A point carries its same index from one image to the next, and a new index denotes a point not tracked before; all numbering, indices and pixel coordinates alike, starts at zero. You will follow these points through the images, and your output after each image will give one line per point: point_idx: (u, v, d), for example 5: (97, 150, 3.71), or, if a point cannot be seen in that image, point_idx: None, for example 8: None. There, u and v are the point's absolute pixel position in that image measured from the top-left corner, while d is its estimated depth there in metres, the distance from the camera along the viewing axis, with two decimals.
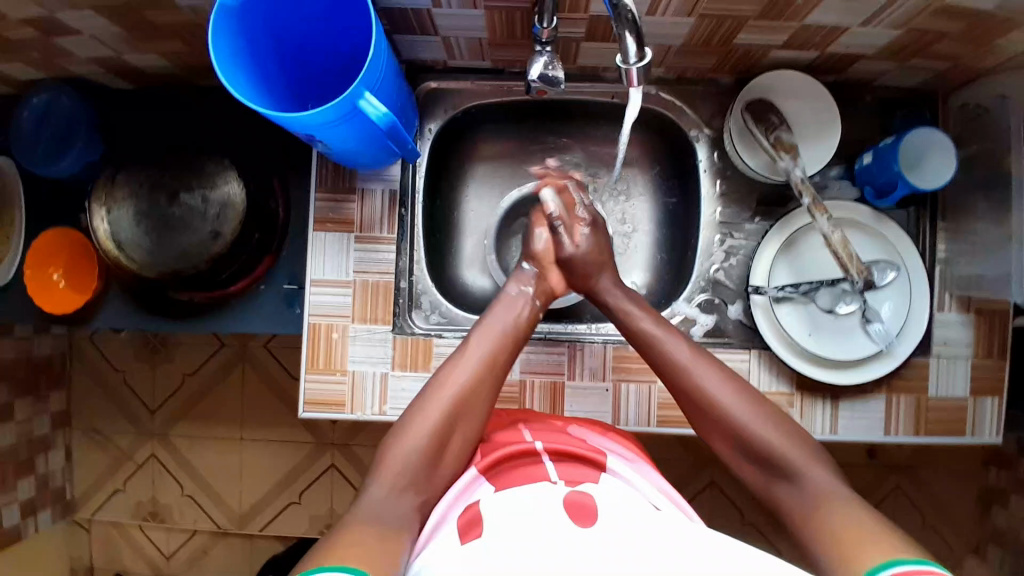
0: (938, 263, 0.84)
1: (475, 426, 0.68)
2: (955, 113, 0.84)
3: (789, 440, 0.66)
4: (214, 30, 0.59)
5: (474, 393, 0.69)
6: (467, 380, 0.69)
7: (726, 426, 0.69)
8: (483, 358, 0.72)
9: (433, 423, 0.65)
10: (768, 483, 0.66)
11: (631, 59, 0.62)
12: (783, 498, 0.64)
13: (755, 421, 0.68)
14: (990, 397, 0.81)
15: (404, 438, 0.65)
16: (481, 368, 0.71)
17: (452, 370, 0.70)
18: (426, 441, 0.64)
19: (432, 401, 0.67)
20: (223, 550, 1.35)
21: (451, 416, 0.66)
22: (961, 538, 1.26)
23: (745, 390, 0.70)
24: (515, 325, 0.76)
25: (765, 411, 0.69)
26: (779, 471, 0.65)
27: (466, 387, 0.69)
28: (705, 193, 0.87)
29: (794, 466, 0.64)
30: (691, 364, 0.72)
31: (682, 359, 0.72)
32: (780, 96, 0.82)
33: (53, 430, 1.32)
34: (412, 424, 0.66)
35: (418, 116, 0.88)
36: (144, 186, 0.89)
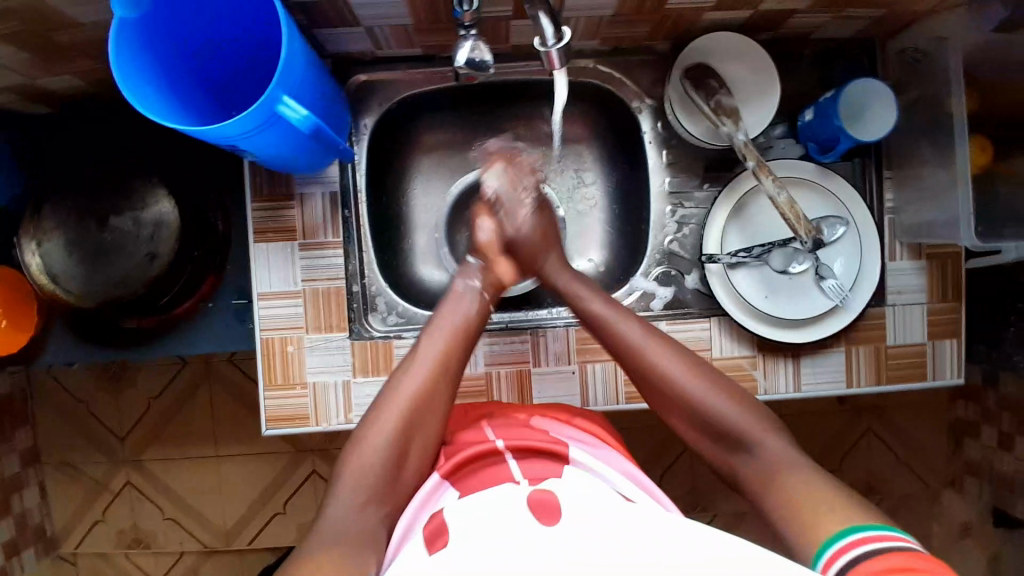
0: (887, 214, 0.85)
1: (434, 428, 0.66)
2: (894, 60, 0.84)
3: (746, 414, 0.66)
4: (116, 44, 0.56)
5: (430, 396, 0.67)
6: (422, 386, 0.67)
7: (684, 404, 0.68)
8: (436, 360, 0.69)
9: (390, 428, 0.64)
10: (728, 457, 0.67)
11: (550, 40, 0.59)
12: (740, 468, 0.65)
13: (711, 399, 0.67)
14: (949, 340, 0.83)
15: (363, 448, 0.63)
16: (435, 372, 0.68)
17: (406, 376, 0.68)
18: (386, 449, 0.63)
19: (387, 409, 0.65)
20: (213, 569, 1.33)
21: (410, 422, 0.65)
22: (934, 473, 1.30)
23: (701, 367, 0.70)
24: (467, 321, 0.74)
25: (721, 387, 0.68)
26: (735, 444, 0.66)
27: (421, 392, 0.67)
28: (652, 165, 0.86)
29: (751, 437, 0.65)
30: (648, 347, 0.71)
31: (639, 342, 0.71)
32: (716, 59, 0.81)
33: (24, 468, 1.28)
34: (369, 433, 0.64)
35: (353, 113, 0.85)
36: (72, 215, 0.84)
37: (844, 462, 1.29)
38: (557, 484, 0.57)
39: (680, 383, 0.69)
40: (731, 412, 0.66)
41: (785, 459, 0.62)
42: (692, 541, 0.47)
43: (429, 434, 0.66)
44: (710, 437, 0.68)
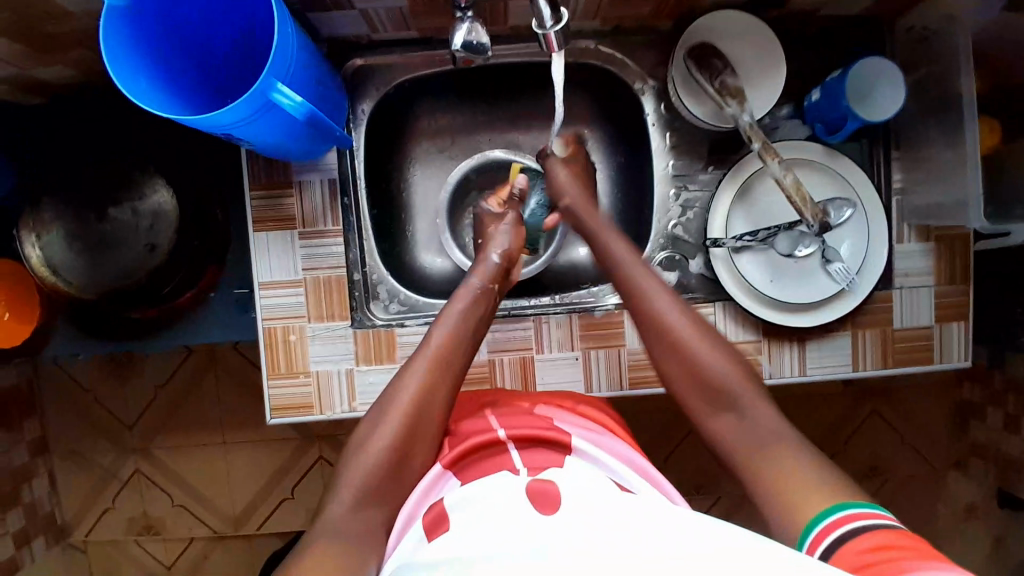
0: (895, 195, 0.84)
1: (436, 427, 0.66)
2: (902, 36, 0.82)
3: (739, 373, 0.66)
4: (104, 33, 0.55)
5: (435, 392, 0.67)
6: (428, 382, 0.67)
7: (684, 358, 0.67)
8: (440, 352, 0.70)
9: (394, 425, 0.64)
10: (712, 419, 0.65)
11: (548, 23, 0.57)
12: (723, 431, 0.63)
13: (708, 354, 0.66)
14: (956, 323, 0.82)
15: (366, 448, 0.63)
16: (442, 366, 0.69)
17: (412, 370, 0.68)
18: (389, 445, 0.63)
19: (390, 404, 0.66)
20: (223, 553, 1.35)
21: (415, 419, 0.65)
22: (939, 455, 1.30)
23: (700, 322, 0.69)
24: (474, 318, 0.75)
25: (716, 345, 0.67)
26: (726, 405, 0.64)
27: (426, 388, 0.67)
28: (656, 147, 0.85)
29: (738, 397, 0.64)
30: (654, 296, 0.70)
31: (650, 292, 0.71)
32: (720, 39, 0.79)
33: (33, 458, 1.29)
34: (373, 430, 0.64)
35: (350, 98, 0.83)
36: (70, 206, 0.84)
37: (848, 444, 1.29)
38: (558, 474, 0.57)
39: (679, 335, 0.68)
40: (725, 370, 0.65)
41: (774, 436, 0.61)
42: (697, 531, 0.47)
43: (432, 434, 0.65)
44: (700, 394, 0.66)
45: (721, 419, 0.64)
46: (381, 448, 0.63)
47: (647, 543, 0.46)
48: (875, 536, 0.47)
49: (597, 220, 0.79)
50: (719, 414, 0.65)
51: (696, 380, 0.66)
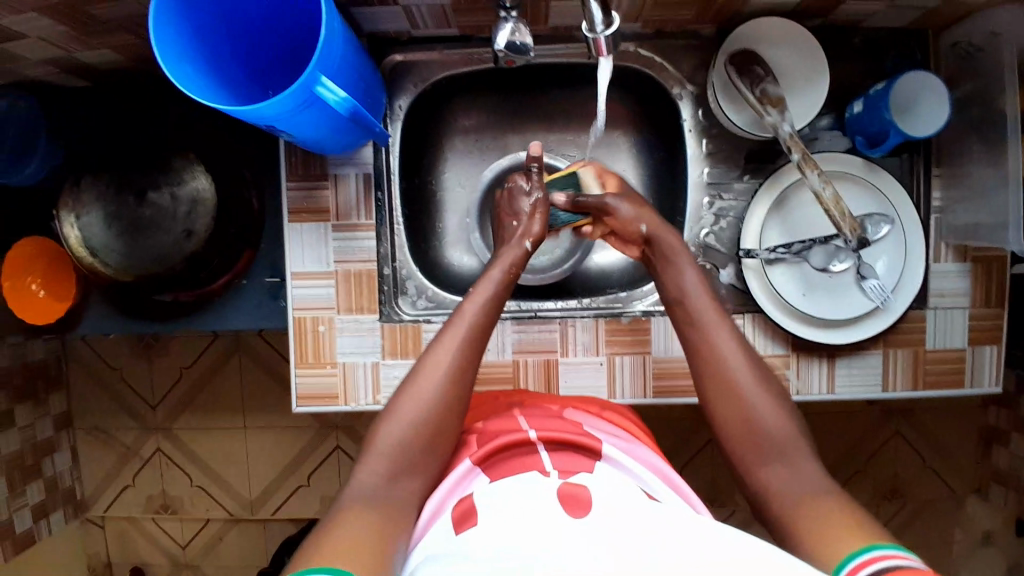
0: (933, 213, 0.82)
1: (463, 401, 0.65)
2: (947, 52, 0.80)
3: (793, 429, 0.62)
4: (155, 20, 0.56)
5: (462, 371, 0.65)
6: (458, 355, 0.65)
7: (737, 404, 0.63)
8: (472, 330, 0.67)
9: (426, 394, 0.63)
10: (752, 461, 0.62)
11: (598, 27, 0.57)
12: (773, 485, 0.60)
13: (764, 402, 0.63)
14: (989, 346, 0.81)
15: (395, 416, 0.63)
16: (471, 340, 0.67)
17: (445, 342, 0.66)
18: (418, 416, 0.62)
19: (421, 381, 0.64)
20: (237, 536, 1.37)
21: (445, 391, 0.64)
22: (962, 480, 1.27)
23: (762, 371, 0.65)
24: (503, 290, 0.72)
25: (773, 394, 0.63)
26: (769, 453, 0.61)
27: (456, 361, 0.65)
28: (691, 154, 0.84)
29: (786, 451, 0.61)
30: (721, 332, 0.66)
31: (717, 332, 0.66)
32: (761, 45, 0.78)
33: (57, 432, 1.32)
34: (402, 400, 0.64)
35: (387, 93, 0.84)
36: (111, 188, 0.86)
37: (868, 463, 1.27)
38: (588, 479, 0.57)
39: (738, 377, 0.64)
40: (779, 423, 0.62)
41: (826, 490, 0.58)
42: (720, 540, 0.47)
43: (460, 406, 0.65)
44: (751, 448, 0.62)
45: (764, 465, 0.61)
46: (412, 425, 0.62)
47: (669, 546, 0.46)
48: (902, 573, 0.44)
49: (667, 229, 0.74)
50: (762, 457, 0.61)
51: (745, 425, 0.62)
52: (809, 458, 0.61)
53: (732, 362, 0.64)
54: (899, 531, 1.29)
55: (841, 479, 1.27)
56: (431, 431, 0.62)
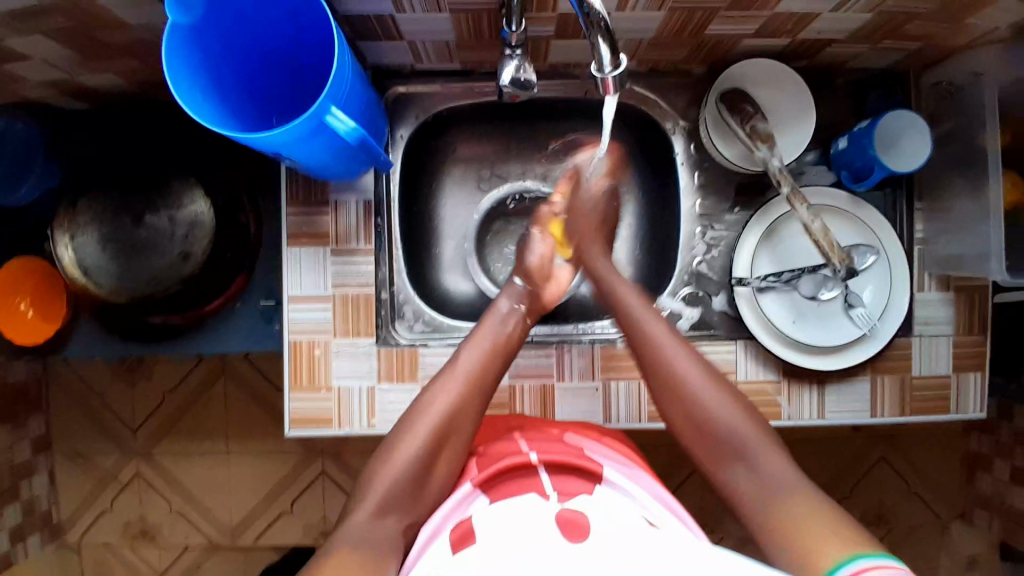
0: (916, 243, 0.85)
1: (464, 440, 0.67)
2: (927, 93, 0.84)
3: (756, 434, 0.65)
4: (168, 49, 0.57)
5: (463, 413, 0.68)
6: (458, 399, 0.68)
7: (690, 408, 0.67)
8: (473, 373, 0.71)
9: (424, 434, 0.65)
10: (717, 467, 0.65)
11: (607, 67, 0.59)
12: (733, 482, 0.64)
13: (719, 405, 0.67)
14: (972, 373, 0.83)
15: (392, 459, 0.64)
16: (473, 385, 0.70)
17: (442, 389, 0.69)
18: (417, 453, 0.64)
19: (418, 422, 0.66)
20: (218, 564, 1.33)
21: (441, 434, 0.66)
22: (946, 505, 1.29)
23: (717, 380, 0.69)
24: (505, 343, 0.75)
25: (717, 385, 0.68)
26: (730, 453, 0.65)
27: (456, 403, 0.68)
28: (684, 185, 0.87)
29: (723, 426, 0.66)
30: (666, 341, 0.71)
31: (657, 336, 0.71)
32: (753, 85, 0.81)
33: (35, 455, 1.28)
34: (400, 442, 0.65)
35: (389, 123, 0.85)
36: (108, 210, 0.86)
37: (853, 489, 1.29)
38: (586, 504, 0.57)
39: (689, 383, 0.68)
40: (731, 417, 0.66)
41: (787, 485, 0.61)
42: (712, 554, 0.49)
43: (460, 447, 0.67)
44: (705, 443, 0.67)
45: (726, 466, 0.65)
46: (405, 464, 0.63)
47: (671, 560, 0.48)
48: None
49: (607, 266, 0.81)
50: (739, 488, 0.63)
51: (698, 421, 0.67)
52: (775, 457, 0.64)
53: (679, 374, 0.69)
54: None
55: None
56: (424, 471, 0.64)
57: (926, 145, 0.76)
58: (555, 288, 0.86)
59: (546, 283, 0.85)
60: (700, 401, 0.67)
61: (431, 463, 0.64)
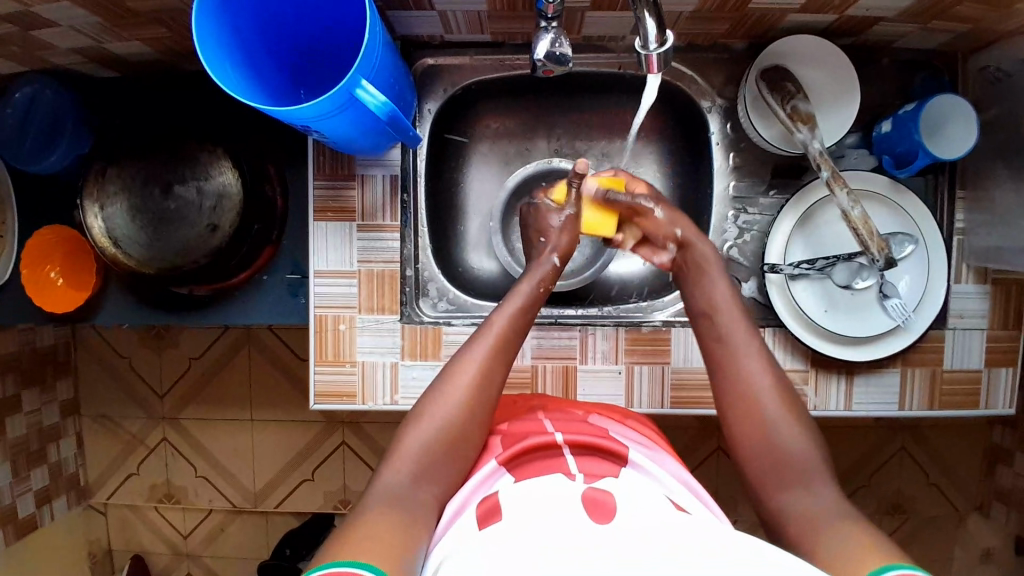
0: (956, 234, 0.82)
1: (487, 411, 0.66)
2: (975, 76, 0.81)
3: (818, 458, 0.62)
4: (197, 13, 0.56)
5: (491, 377, 0.67)
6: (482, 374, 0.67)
7: (758, 427, 0.64)
8: (499, 337, 0.69)
9: (455, 401, 0.65)
10: (776, 494, 0.61)
11: (651, 44, 0.58)
12: (788, 508, 0.60)
13: (787, 426, 0.63)
14: (1005, 368, 0.81)
15: (421, 424, 0.64)
16: (499, 348, 0.69)
17: (469, 354, 0.68)
18: (446, 420, 0.64)
19: (448, 388, 0.66)
20: (240, 527, 1.37)
21: (469, 401, 0.65)
22: (965, 497, 1.28)
23: (789, 396, 0.65)
24: (528, 309, 0.73)
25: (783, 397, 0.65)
26: (789, 477, 0.61)
27: (482, 369, 0.67)
28: (717, 167, 0.84)
29: (784, 437, 0.63)
30: (748, 351, 0.67)
31: (737, 343, 0.68)
32: (794, 62, 0.78)
33: (63, 418, 1.32)
34: (430, 407, 0.65)
35: (417, 96, 0.84)
36: (137, 180, 0.86)
37: (873, 477, 1.28)
38: (611, 484, 0.57)
39: (763, 399, 0.64)
40: (796, 440, 0.62)
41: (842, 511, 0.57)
42: (735, 535, 0.50)
43: (483, 415, 0.66)
44: (764, 466, 0.63)
45: (783, 490, 0.61)
46: (435, 431, 0.63)
47: (696, 539, 0.49)
48: None
49: (707, 253, 0.74)
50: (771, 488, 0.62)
51: (758, 436, 0.63)
52: (831, 486, 0.60)
53: (753, 389, 0.65)
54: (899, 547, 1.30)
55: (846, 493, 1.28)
56: (453, 441, 0.63)
57: (971, 130, 0.73)
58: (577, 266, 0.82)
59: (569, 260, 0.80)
60: (771, 422, 0.63)
61: (461, 436, 0.64)
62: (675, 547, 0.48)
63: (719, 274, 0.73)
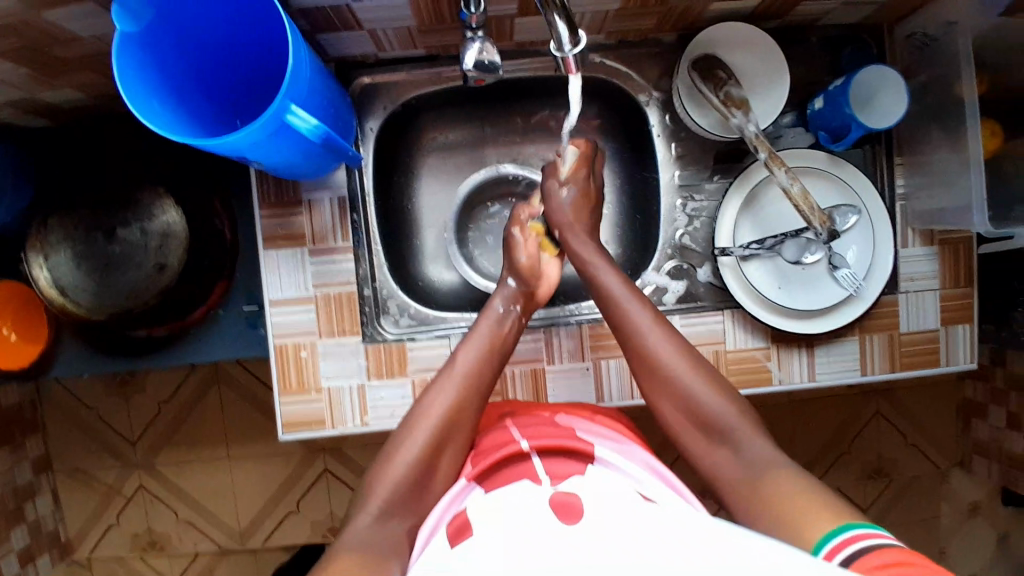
0: (898, 200, 0.84)
1: (466, 436, 0.67)
2: (902, 45, 0.83)
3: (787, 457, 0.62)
4: (118, 55, 0.55)
5: (461, 412, 0.68)
6: (457, 397, 0.69)
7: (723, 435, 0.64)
8: (470, 372, 0.71)
9: (421, 440, 0.65)
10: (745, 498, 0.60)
11: (566, 46, 0.59)
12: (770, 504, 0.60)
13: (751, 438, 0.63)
14: (962, 325, 0.83)
15: (390, 465, 0.64)
16: (470, 384, 0.70)
17: (437, 392, 0.69)
18: (415, 459, 0.64)
19: (416, 428, 0.66)
20: (229, 567, 1.34)
21: (437, 438, 0.65)
22: (944, 454, 1.30)
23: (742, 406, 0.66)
24: (499, 343, 0.75)
25: (741, 404, 0.66)
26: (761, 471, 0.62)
27: (454, 405, 0.68)
28: (662, 157, 0.86)
29: (753, 444, 0.63)
30: (687, 377, 0.67)
31: (675, 369, 0.68)
32: (722, 48, 0.80)
33: (37, 476, 1.28)
34: (398, 448, 0.65)
35: (357, 116, 0.84)
36: (79, 227, 0.84)
37: (853, 444, 1.30)
38: (578, 485, 0.57)
39: (722, 416, 0.65)
40: (764, 448, 0.62)
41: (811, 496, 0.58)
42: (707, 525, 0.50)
43: (461, 443, 0.67)
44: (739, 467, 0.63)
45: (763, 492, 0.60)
46: (405, 471, 0.63)
47: (667, 533, 0.48)
48: (885, 552, 0.47)
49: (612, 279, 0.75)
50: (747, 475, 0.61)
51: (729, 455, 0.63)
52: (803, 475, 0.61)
53: (706, 410, 0.65)
54: (886, 510, 1.31)
55: (828, 463, 1.30)
56: (421, 478, 0.63)
57: (901, 102, 0.75)
58: (544, 286, 0.83)
59: (537, 281, 0.83)
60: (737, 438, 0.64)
61: (429, 471, 0.64)
62: (646, 536, 0.48)
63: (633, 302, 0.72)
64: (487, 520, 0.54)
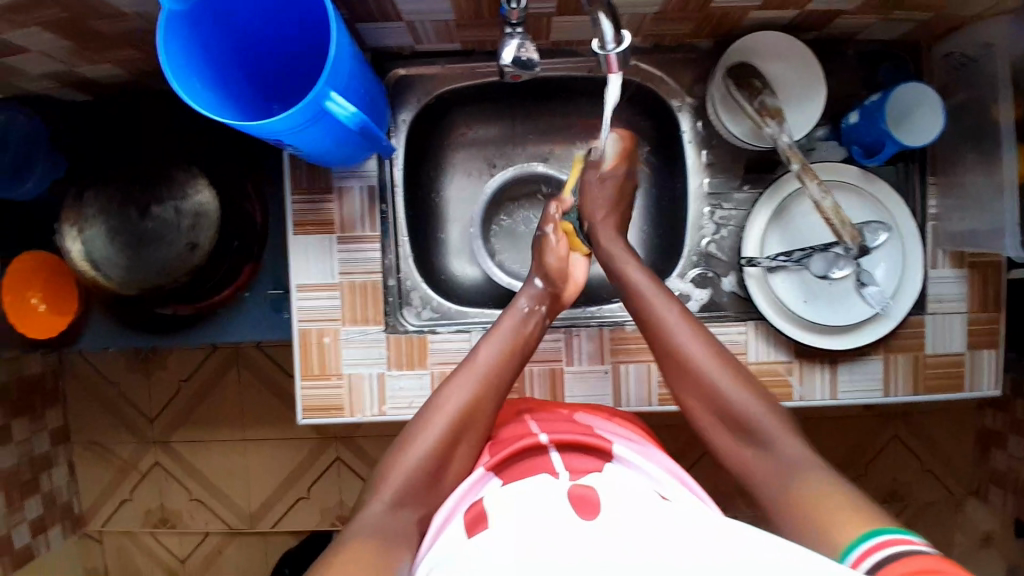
0: (930, 220, 0.83)
1: (481, 434, 0.68)
2: (940, 63, 0.82)
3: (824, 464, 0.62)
4: (164, 33, 0.56)
5: (478, 410, 0.68)
6: (475, 393, 0.68)
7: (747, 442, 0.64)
8: (490, 370, 0.71)
9: (436, 434, 0.65)
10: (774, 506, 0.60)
11: (609, 45, 0.59)
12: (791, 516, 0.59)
13: (791, 442, 0.63)
14: (987, 350, 0.82)
15: (404, 456, 0.65)
16: (489, 382, 0.70)
17: (455, 386, 0.69)
18: (428, 453, 0.64)
19: (432, 421, 0.66)
20: (237, 548, 1.36)
21: (454, 434, 0.65)
22: (960, 482, 1.28)
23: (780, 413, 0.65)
24: (521, 343, 0.75)
25: (762, 398, 0.66)
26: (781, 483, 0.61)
27: (471, 402, 0.68)
28: (692, 164, 0.85)
29: (785, 447, 0.63)
30: (724, 384, 0.67)
31: (711, 376, 0.67)
32: (758, 58, 0.80)
33: (54, 447, 1.31)
34: (413, 440, 0.65)
35: (391, 107, 0.85)
36: (115, 202, 0.86)
37: (869, 466, 1.28)
38: (597, 482, 0.57)
39: (762, 421, 0.64)
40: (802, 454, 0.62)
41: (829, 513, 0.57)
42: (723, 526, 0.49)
43: (474, 439, 0.67)
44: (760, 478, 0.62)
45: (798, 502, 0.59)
46: (418, 463, 0.64)
47: (683, 533, 0.48)
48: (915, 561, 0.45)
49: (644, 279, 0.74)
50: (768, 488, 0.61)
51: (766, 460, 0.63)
52: None
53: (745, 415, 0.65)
54: None
55: None
56: (434, 472, 0.64)
57: (937, 119, 0.74)
58: (571, 287, 0.82)
59: (564, 283, 0.81)
60: (776, 443, 0.63)
61: (442, 467, 0.64)
62: (664, 536, 0.47)
63: (668, 305, 0.72)
64: (502, 510, 0.54)
